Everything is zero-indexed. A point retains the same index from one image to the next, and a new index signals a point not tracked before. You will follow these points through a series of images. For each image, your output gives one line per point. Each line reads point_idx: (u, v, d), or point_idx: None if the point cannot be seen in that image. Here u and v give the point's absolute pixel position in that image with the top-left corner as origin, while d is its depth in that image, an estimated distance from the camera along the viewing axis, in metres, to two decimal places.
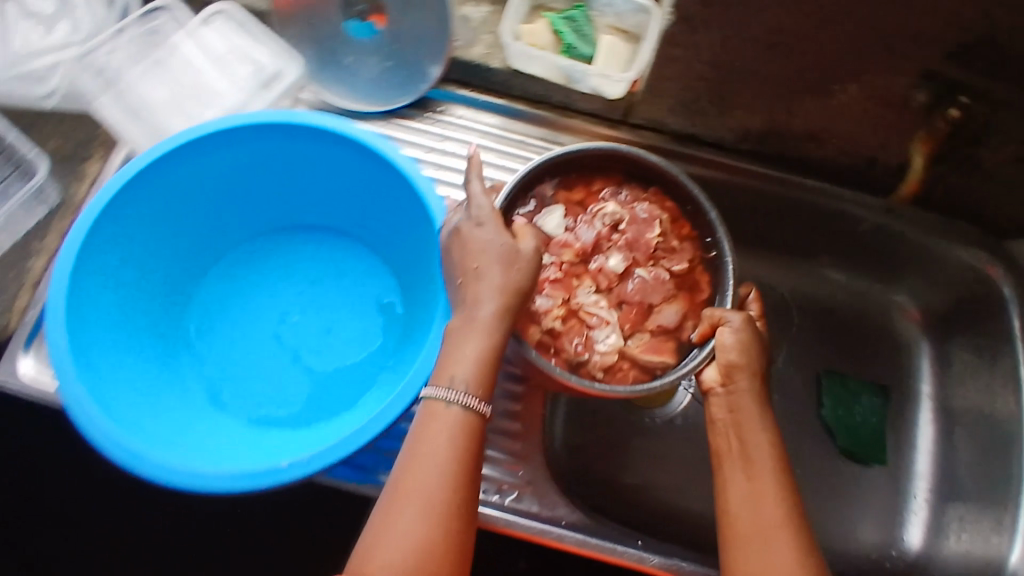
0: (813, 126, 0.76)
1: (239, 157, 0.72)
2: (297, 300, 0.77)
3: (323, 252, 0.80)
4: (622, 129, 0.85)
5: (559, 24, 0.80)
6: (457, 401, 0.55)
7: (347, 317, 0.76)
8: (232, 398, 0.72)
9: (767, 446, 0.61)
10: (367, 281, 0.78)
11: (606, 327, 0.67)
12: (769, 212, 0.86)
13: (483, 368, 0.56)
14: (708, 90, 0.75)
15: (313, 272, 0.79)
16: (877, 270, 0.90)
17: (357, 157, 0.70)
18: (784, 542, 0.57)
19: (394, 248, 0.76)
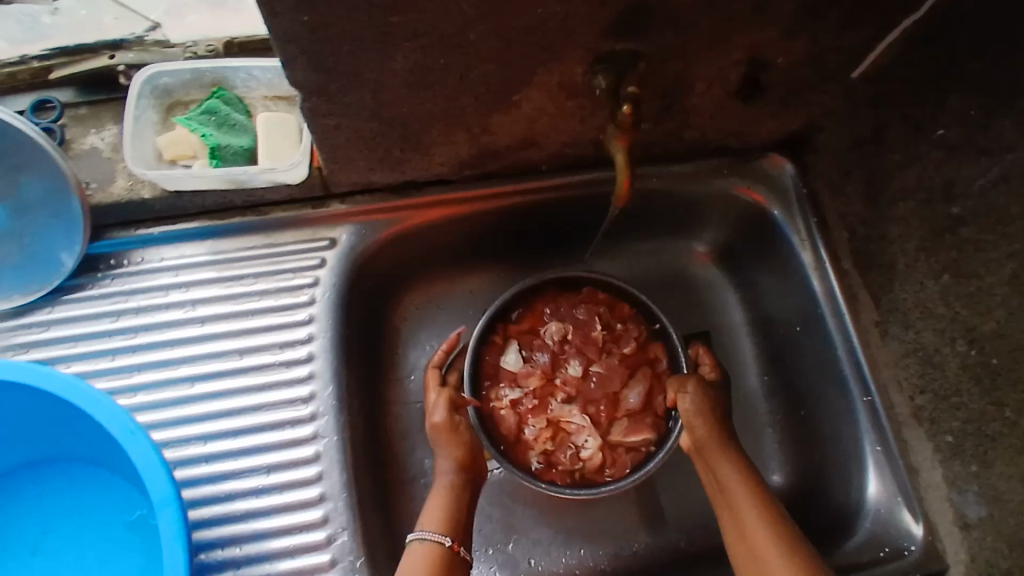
0: (520, 135, 0.68)
1: None
2: (27, 566, 0.63)
3: (37, 494, 0.66)
4: (332, 202, 0.74)
5: (198, 124, 0.67)
6: (428, 538, 0.61)
7: (98, 555, 0.63)
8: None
9: (740, 482, 0.65)
10: (108, 502, 0.65)
11: (586, 430, 0.74)
12: (521, 223, 0.80)
13: (451, 515, 0.64)
14: (395, 142, 0.66)
15: (34, 525, 0.64)
16: (654, 228, 0.85)
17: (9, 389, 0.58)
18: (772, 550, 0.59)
19: (113, 454, 0.64)
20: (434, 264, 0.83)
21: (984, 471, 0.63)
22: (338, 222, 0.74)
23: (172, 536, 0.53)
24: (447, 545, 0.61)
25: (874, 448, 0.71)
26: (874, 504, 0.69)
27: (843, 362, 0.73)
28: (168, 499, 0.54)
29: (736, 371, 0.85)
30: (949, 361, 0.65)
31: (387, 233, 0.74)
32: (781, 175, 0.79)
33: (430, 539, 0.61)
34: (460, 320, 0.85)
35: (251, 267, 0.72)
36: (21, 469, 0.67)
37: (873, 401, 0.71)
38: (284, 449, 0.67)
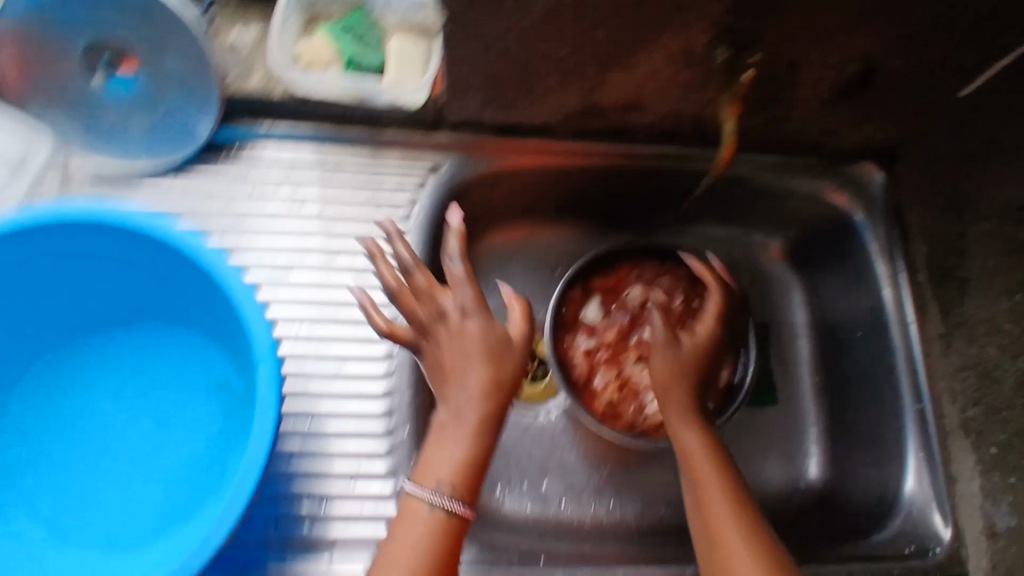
0: (629, 96, 0.71)
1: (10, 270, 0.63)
2: (120, 399, 0.70)
3: (135, 342, 0.71)
4: (440, 131, 0.79)
5: (338, 37, 0.73)
6: (439, 507, 0.55)
7: (180, 404, 0.69)
8: (75, 528, 0.65)
9: (702, 450, 0.61)
10: (191, 359, 0.70)
11: (654, 390, 0.79)
12: (606, 185, 0.83)
13: (465, 476, 0.56)
14: (513, 82, 0.70)
15: (131, 368, 0.71)
16: (733, 215, 0.87)
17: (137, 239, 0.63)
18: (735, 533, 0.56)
19: (211, 319, 0.69)
20: (519, 211, 0.87)
21: None
22: (442, 151, 0.79)
23: (269, 384, 0.58)
24: (455, 512, 0.55)
25: (917, 453, 0.74)
26: (909, 502, 0.74)
27: (900, 370, 0.76)
28: (267, 356, 0.59)
29: (789, 364, 0.87)
30: (1008, 375, 0.68)
31: (485, 170, 0.79)
32: (869, 182, 0.81)
33: (441, 508, 0.54)
34: (530, 267, 0.89)
35: (356, 176, 0.78)
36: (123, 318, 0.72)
37: (924, 409, 0.75)
38: (364, 344, 0.73)
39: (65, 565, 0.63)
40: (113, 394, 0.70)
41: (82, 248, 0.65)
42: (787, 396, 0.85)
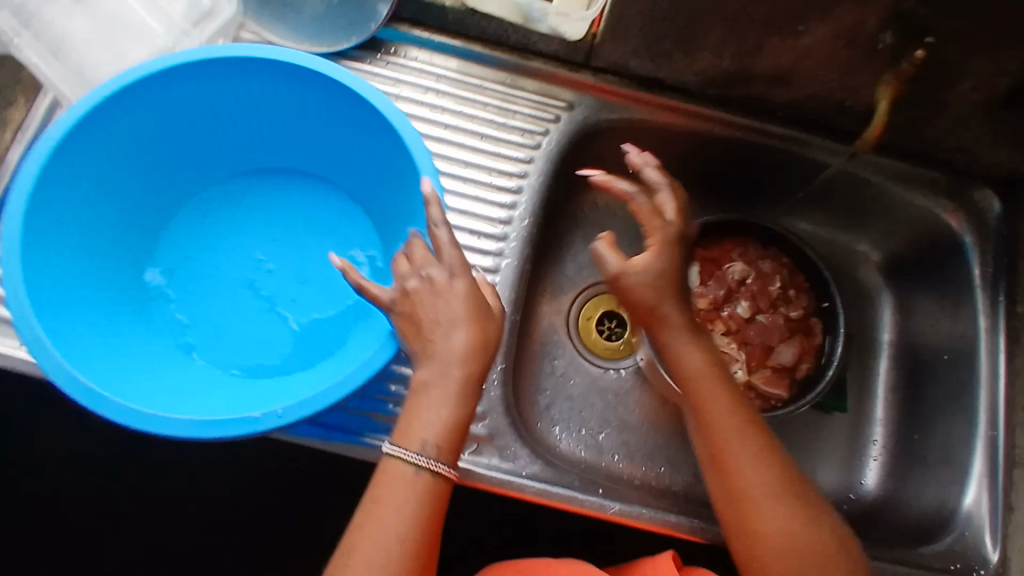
0: (780, 70, 0.73)
1: (208, 105, 0.72)
2: (270, 246, 0.78)
3: (296, 201, 0.81)
4: (585, 72, 0.81)
5: None
6: (423, 469, 0.57)
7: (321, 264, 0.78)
8: (207, 343, 0.74)
9: (705, 369, 0.65)
10: (340, 228, 0.80)
11: (734, 363, 0.80)
12: (726, 160, 0.85)
13: (449, 433, 0.57)
14: (672, 32, 0.72)
15: (287, 223, 0.80)
16: (843, 217, 0.88)
17: (333, 96, 0.68)
18: (750, 452, 0.62)
19: (374, 195, 0.77)
20: None
21: None
22: (581, 91, 0.81)
23: None
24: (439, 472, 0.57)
25: (982, 478, 0.74)
26: (965, 524, 0.74)
27: (980, 393, 0.77)
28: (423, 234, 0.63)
29: (864, 377, 0.88)
30: None
31: (618, 117, 0.81)
32: (986, 210, 0.80)
33: (428, 471, 0.57)
34: (629, 226, 0.92)
35: (495, 98, 0.81)
36: (294, 177, 0.82)
37: (996, 437, 0.75)
38: (472, 252, 0.77)
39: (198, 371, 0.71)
40: (266, 237, 0.79)
41: (273, 98, 0.72)
42: (856, 406, 0.87)
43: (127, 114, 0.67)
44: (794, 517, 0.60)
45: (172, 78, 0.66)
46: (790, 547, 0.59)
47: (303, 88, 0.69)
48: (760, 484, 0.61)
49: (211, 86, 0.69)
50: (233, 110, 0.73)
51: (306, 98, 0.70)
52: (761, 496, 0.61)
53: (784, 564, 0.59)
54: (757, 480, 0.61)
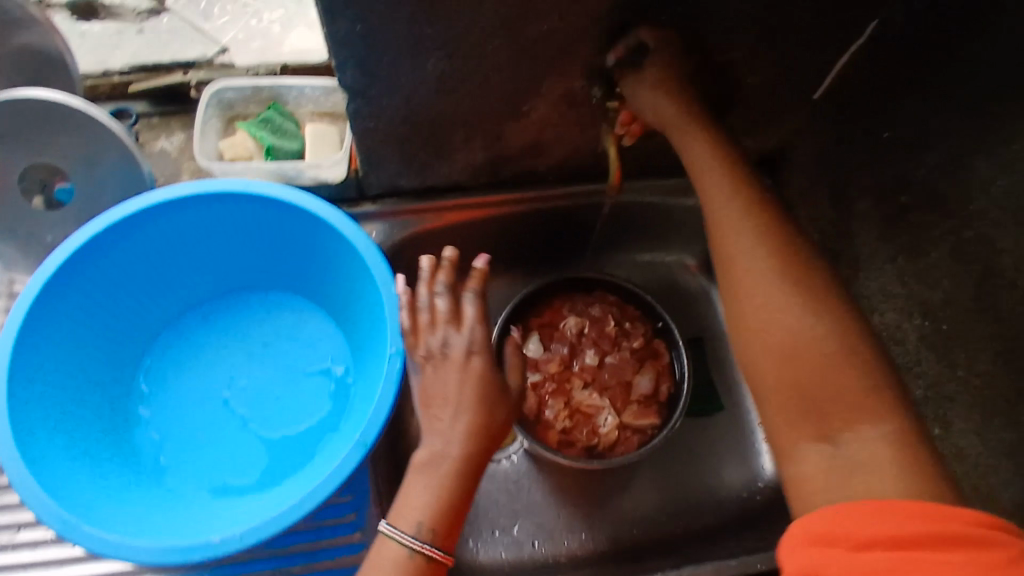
0: (529, 144, 0.79)
1: (181, 236, 0.73)
2: (239, 364, 0.75)
3: (258, 317, 0.79)
4: (366, 203, 0.84)
5: (256, 130, 0.78)
6: (417, 550, 0.56)
7: (293, 375, 0.75)
8: (184, 463, 0.71)
9: (709, 155, 0.62)
10: (305, 337, 0.77)
11: (602, 411, 0.82)
12: (525, 229, 0.89)
13: (439, 513, 0.57)
14: (422, 146, 0.76)
15: (257, 338, 0.77)
16: (650, 238, 0.94)
17: (284, 215, 0.72)
18: (749, 231, 0.56)
19: (346, 283, 0.74)
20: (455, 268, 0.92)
21: (943, 434, 0.67)
22: (369, 221, 0.84)
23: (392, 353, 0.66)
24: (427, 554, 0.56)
25: None
26: None
27: None
28: (398, 353, 0.66)
29: (725, 372, 0.93)
30: (909, 335, 0.70)
31: (410, 232, 0.84)
32: None
33: (425, 555, 0.56)
34: None
35: None
36: (260, 291, 0.80)
37: None
38: None
39: (182, 490, 0.69)
40: (230, 359, 0.76)
41: (215, 229, 0.74)
42: (729, 402, 0.92)
43: (86, 281, 0.68)
44: (788, 304, 0.51)
45: (133, 219, 0.67)
46: (789, 337, 0.50)
47: (264, 211, 0.72)
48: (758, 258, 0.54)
49: (155, 234, 0.71)
50: (183, 252, 0.74)
51: (262, 218, 0.72)
52: (763, 277, 0.53)
53: (776, 352, 0.50)
54: (747, 258, 0.55)
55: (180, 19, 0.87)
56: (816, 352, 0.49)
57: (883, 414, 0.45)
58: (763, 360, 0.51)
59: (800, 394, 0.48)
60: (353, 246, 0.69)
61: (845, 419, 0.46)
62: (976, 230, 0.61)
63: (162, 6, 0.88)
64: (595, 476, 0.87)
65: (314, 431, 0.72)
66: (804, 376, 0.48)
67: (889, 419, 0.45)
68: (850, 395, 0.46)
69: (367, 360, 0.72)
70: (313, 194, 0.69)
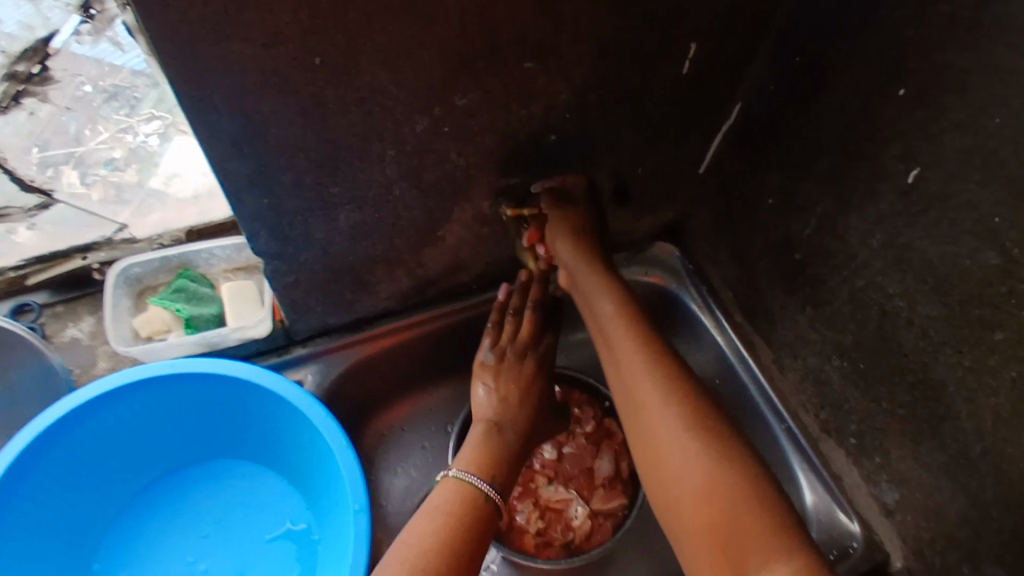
0: (449, 263, 0.81)
1: (114, 427, 0.69)
2: (194, 547, 0.71)
3: (206, 491, 0.75)
4: (297, 348, 0.83)
5: (170, 301, 0.77)
6: (473, 483, 0.66)
7: (254, 546, 0.72)
8: None
9: (615, 312, 0.69)
10: (260, 502, 0.74)
11: (572, 503, 0.83)
12: (460, 336, 0.90)
13: (492, 463, 0.69)
14: (346, 286, 0.77)
15: (209, 514, 0.73)
16: (580, 321, 0.97)
17: (221, 386, 0.70)
18: (657, 380, 0.63)
19: (295, 440, 0.72)
20: (398, 388, 0.91)
21: (886, 462, 0.72)
22: (303, 364, 0.83)
23: (357, 508, 0.65)
24: (484, 490, 0.66)
25: (802, 467, 0.81)
26: (814, 513, 0.78)
27: (757, 397, 0.86)
28: (363, 507, 0.65)
29: None
30: (833, 376, 0.75)
31: (345, 367, 0.83)
32: (669, 257, 0.94)
33: (492, 498, 0.66)
34: (423, 431, 0.92)
35: None
36: (204, 462, 0.76)
37: (789, 426, 0.83)
38: None
39: None
40: (184, 542, 0.71)
41: (148, 416, 0.71)
42: None
43: (16, 496, 0.64)
44: (694, 449, 0.58)
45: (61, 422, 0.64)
46: (701, 487, 0.56)
47: (199, 386, 0.70)
48: (671, 416, 0.60)
49: (84, 432, 0.67)
50: (117, 444, 0.71)
51: (198, 392, 0.71)
52: (672, 434, 0.60)
53: (695, 507, 0.55)
54: (663, 411, 0.61)
55: (69, 202, 0.87)
56: (723, 497, 0.54)
57: (790, 549, 0.50)
58: (685, 514, 0.56)
59: (722, 541, 0.52)
60: (298, 407, 0.68)
61: (756, 562, 0.50)
62: (864, 280, 0.67)
63: (51, 197, 0.87)
64: None
65: None
66: (728, 519, 0.53)
67: (796, 551, 0.50)
68: (760, 533, 0.51)
69: (330, 514, 0.70)
70: (248, 362, 0.69)
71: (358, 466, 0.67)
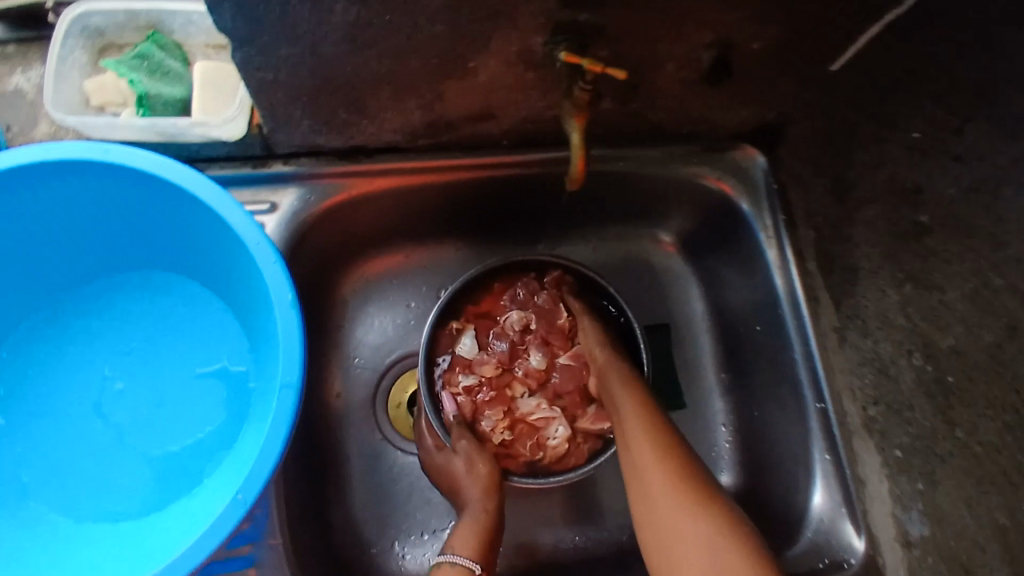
0: (476, 105, 0.64)
1: (33, 210, 0.58)
2: (117, 362, 0.63)
3: (140, 303, 0.65)
4: (275, 163, 0.68)
5: (126, 69, 0.61)
6: (457, 561, 0.61)
7: (181, 378, 0.63)
8: (43, 481, 0.59)
9: (635, 408, 0.63)
10: (197, 330, 0.64)
11: (552, 423, 0.72)
12: (472, 194, 0.75)
13: (480, 541, 0.63)
14: (340, 101, 0.61)
15: (138, 330, 0.64)
16: (623, 212, 0.80)
17: (163, 194, 0.57)
18: (663, 466, 0.58)
19: (242, 275, 0.60)
20: (389, 235, 0.78)
21: (930, 491, 0.59)
22: (282, 186, 0.68)
23: (288, 380, 0.53)
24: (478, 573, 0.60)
25: (822, 456, 0.67)
26: (816, 514, 0.66)
27: (799, 366, 0.70)
28: (291, 383, 0.53)
29: (691, 367, 0.81)
30: (904, 374, 0.61)
31: (329, 200, 0.69)
32: (752, 168, 0.74)
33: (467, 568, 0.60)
34: (405, 288, 0.81)
35: None
36: (143, 270, 0.66)
37: (825, 409, 0.68)
38: None
39: (41, 515, 0.58)
40: (107, 355, 0.63)
41: (79, 206, 0.59)
42: (694, 400, 0.80)
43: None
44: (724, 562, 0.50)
45: None
46: None
47: (136, 186, 0.57)
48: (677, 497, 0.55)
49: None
50: (40, 229, 0.60)
51: (135, 193, 0.58)
52: (683, 529, 0.53)
53: None
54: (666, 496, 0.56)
55: None
56: None
57: None
58: None
59: None
60: (244, 244, 0.55)
61: None
62: None
63: None
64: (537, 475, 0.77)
65: (205, 446, 0.61)
66: None
67: None
68: None
69: (266, 368, 0.60)
70: (198, 172, 0.55)
71: (302, 332, 0.55)
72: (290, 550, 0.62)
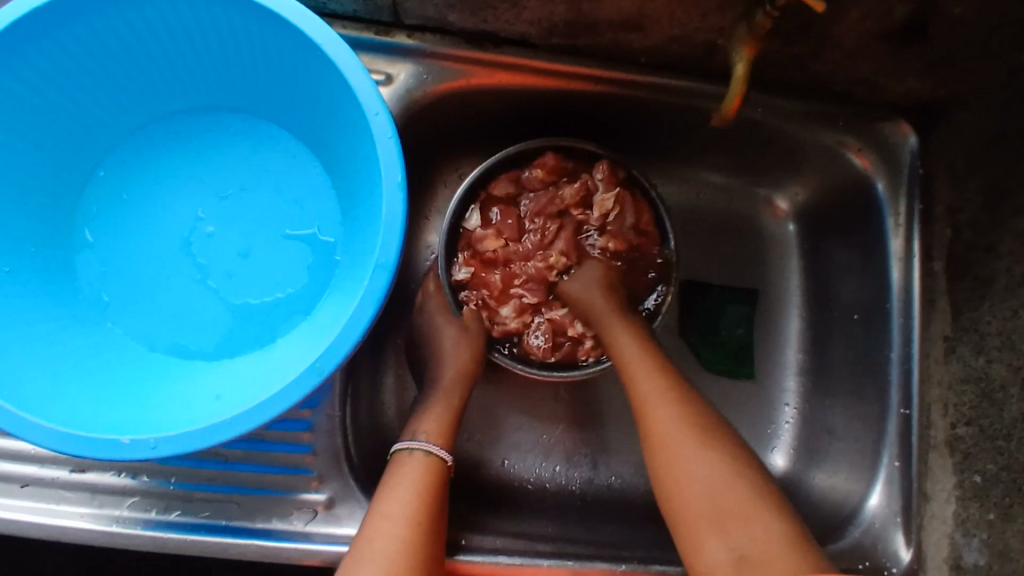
0: (627, 11, 0.58)
1: (153, 29, 0.55)
2: (210, 205, 0.62)
3: (241, 150, 0.63)
4: (398, 33, 0.64)
5: None
6: (429, 450, 0.59)
7: (270, 235, 0.62)
8: (127, 306, 0.60)
9: (632, 340, 0.60)
10: (292, 189, 0.63)
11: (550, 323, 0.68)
12: (591, 107, 0.70)
13: (447, 425, 0.62)
14: None
15: (234, 176, 0.63)
16: (743, 162, 0.75)
17: (286, 39, 0.54)
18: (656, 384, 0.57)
19: (350, 141, 0.58)
20: (493, 134, 0.74)
21: (1000, 524, 0.59)
22: (401, 58, 0.64)
23: (383, 262, 0.51)
24: (446, 464, 0.59)
25: (891, 462, 0.65)
26: (869, 515, 0.64)
27: (892, 366, 0.66)
28: (386, 264, 0.51)
29: (770, 339, 0.77)
30: (1010, 403, 0.59)
31: (446, 83, 0.65)
32: (903, 146, 0.67)
33: (431, 453, 0.59)
34: None
35: None
36: (248, 116, 0.64)
37: (909, 416, 0.65)
38: None
39: (120, 339, 0.59)
40: (201, 194, 0.62)
41: (201, 34, 0.56)
42: (764, 372, 0.77)
43: (23, 65, 0.52)
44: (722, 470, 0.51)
45: None
46: (721, 499, 0.49)
47: (259, 23, 0.54)
48: (688, 441, 0.53)
49: (120, 20, 0.54)
50: (158, 51, 0.58)
51: (256, 31, 0.55)
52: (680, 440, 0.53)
53: (711, 518, 0.49)
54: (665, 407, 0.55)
55: None
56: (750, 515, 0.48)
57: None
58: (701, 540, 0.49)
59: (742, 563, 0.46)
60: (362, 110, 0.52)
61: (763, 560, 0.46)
62: None
63: None
64: (587, 409, 0.77)
65: (282, 307, 0.61)
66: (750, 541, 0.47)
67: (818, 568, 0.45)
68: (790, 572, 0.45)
69: (358, 243, 0.58)
70: (326, 22, 0.51)
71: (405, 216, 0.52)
72: (343, 423, 0.63)
